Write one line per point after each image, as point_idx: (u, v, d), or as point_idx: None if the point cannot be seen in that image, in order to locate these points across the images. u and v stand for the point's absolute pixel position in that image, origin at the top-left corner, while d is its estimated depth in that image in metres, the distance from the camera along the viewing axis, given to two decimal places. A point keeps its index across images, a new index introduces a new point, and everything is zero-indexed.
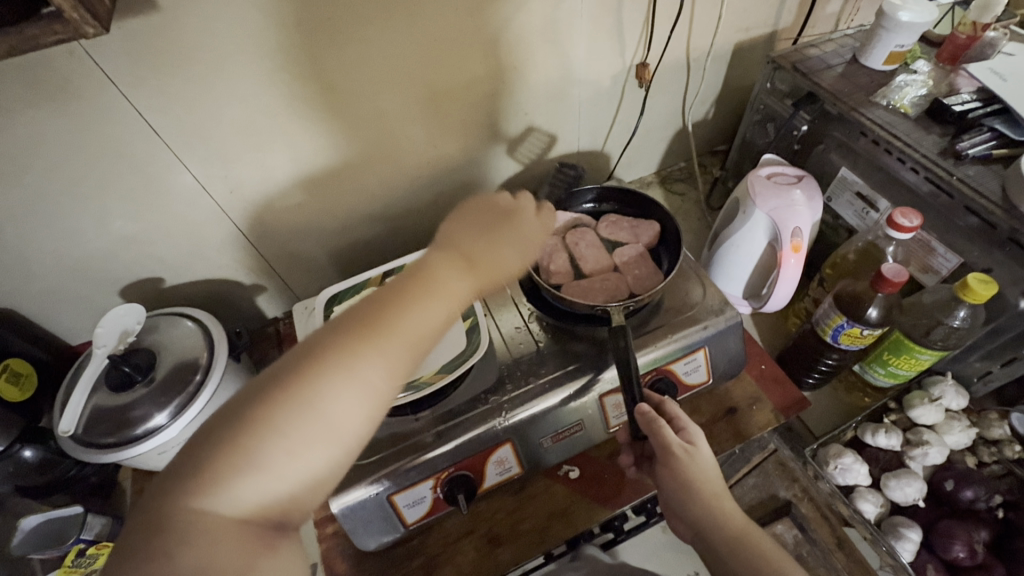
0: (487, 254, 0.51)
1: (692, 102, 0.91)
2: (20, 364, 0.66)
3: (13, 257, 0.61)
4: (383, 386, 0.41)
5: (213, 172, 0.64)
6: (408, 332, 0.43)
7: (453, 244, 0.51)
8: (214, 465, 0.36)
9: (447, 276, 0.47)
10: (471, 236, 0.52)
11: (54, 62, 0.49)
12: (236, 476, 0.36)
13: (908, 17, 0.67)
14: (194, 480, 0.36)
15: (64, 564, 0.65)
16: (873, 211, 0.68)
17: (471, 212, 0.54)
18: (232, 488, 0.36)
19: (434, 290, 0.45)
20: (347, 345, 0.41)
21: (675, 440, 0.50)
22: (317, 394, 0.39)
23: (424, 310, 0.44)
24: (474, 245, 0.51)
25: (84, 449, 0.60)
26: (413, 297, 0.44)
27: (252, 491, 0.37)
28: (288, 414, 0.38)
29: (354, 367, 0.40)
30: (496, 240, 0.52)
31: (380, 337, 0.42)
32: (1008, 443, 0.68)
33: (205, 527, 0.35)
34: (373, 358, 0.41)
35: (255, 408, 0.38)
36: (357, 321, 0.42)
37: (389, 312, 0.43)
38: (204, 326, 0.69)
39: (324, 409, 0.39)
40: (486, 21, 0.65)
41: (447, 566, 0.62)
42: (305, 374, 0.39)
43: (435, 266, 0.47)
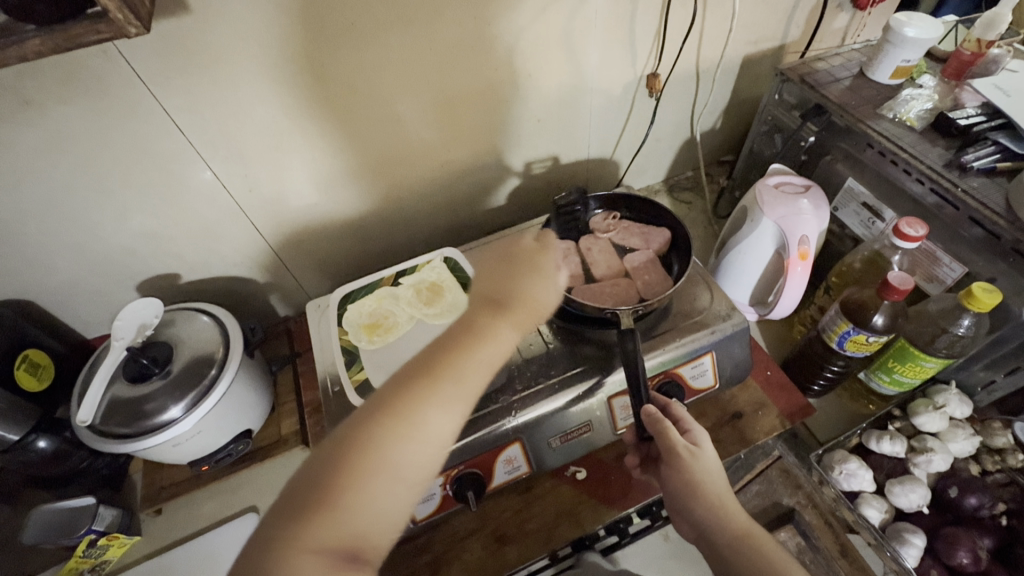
0: (529, 292, 0.51)
1: (701, 112, 0.93)
2: (38, 355, 0.67)
3: (36, 248, 0.63)
4: (450, 434, 0.43)
5: (236, 171, 0.66)
6: (467, 381, 0.44)
7: (493, 287, 0.51)
8: (303, 499, 0.39)
9: (499, 325, 0.47)
10: (504, 278, 0.52)
11: (88, 61, 0.51)
12: (322, 511, 0.38)
13: (914, 33, 0.69)
14: (289, 516, 0.38)
15: (76, 553, 0.67)
16: (879, 221, 0.70)
17: (502, 257, 0.55)
18: (325, 524, 0.38)
19: (486, 336, 0.46)
20: (412, 399, 0.42)
21: (679, 442, 0.51)
22: (387, 450, 0.41)
23: (481, 358, 0.45)
24: (510, 285, 0.51)
25: (100, 439, 0.61)
26: (468, 345, 0.45)
27: (334, 525, 0.38)
28: (360, 470, 0.40)
29: (422, 420, 0.42)
30: (524, 271, 0.53)
31: (439, 390, 0.43)
32: (1011, 451, 0.68)
33: (298, 554, 0.37)
34: (438, 409, 0.42)
35: (333, 454, 0.40)
36: (415, 374, 0.44)
37: (446, 362, 0.44)
38: (220, 321, 0.70)
39: (398, 461, 0.41)
40: (502, 29, 0.67)
41: (456, 564, 0.62)
42: (374, 432, 0.41)
43: (485, 312, 0.48)
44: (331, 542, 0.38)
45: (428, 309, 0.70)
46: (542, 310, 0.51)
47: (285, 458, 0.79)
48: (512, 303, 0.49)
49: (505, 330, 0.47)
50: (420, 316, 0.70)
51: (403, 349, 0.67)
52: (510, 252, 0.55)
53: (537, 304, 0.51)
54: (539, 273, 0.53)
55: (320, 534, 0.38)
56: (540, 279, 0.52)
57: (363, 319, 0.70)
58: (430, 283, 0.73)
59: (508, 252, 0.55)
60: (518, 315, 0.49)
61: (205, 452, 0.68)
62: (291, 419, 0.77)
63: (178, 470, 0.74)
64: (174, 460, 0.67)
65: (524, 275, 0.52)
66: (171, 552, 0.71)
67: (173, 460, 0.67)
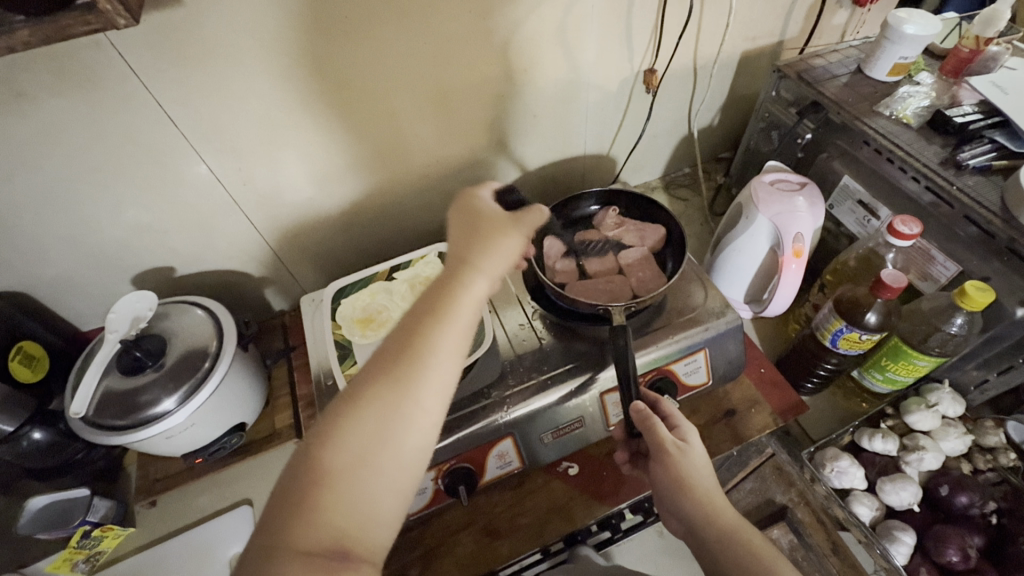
0: (489, 250, 0.48)
1: (698, 108, 0.93)
2: (33, 347, 0.67)
3: (29, 241, 0.63)
4: (421, 416, 0.41)
5: (229, 164, 0.66)
6: (433, 357, 0.42)
7: (450, 252, 0.49)
8: (288, 502, 0.38)
9: (459, 297, 0.44)
10: (461, 240, 0.49)
11: (80, 52, 0.51)
12: (307, 511, 0.38)
13: (913, 30, 0.68)
14: (276, 520, 0.38)
15: (70, 546, 0.68)
16: (874, 219, 0.69)
17: (461, 217, 0.52)
18: (310, 525, 0.37)
19: (449, 306, 0.44)
20: (377, 385, 0.41)
21: (667, 436, 0.51)
22: (360, 442, 0.40)
23: (448, 330, 0.43)
24: (467, 245, 0.49)
25: (94, 431, 0.61)
26: (431, 317, 0.43)
27: (321, 524, 0.37)
28: (338, 465, 0.39)
29: (390, 406, 0.40)
30: (479, 226, 0.50)
31: (402, 372, 0.41)
32: (1003, 450, 0.68)
33: (280, 560, 0.36)
34: (404, 393, 0.41)
35: (312, 455, 0.39)
36: (379, 365, 0.42)
37: (406, 339, 0.42)
38: (214, 315, 0.70)
39: (374, 452, 0.40)
40: (498, 23, 0.66)
41: (448, 557, 0.63)
42: (346, 430, 0.40)
43: (444, 279, 0.46)
44: (318, 542, 0.37)
45: None
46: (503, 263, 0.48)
47: (279, 452, 0.80)
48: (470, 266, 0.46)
49: (467, 296, 0.45)
50: None
51: None
52: (465, 209, 0.53)
53: (496, 259, 0.48)
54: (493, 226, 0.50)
55: (306, 534, 0.37)
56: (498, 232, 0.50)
57: (357, 313, 0.70)
58: (425, 278, 0.73)
59: (463, 210, 0.53)
60: (479, 276, 0.46)
61: (199, 445, 0.69)
62: (285, 413, 0.77)
63: (173, 463, 0.74)
64: (168, 452, 0.67)
65: (480, 233, 0.49)
66: (166, 544, 0.71)
67: (167, 452, 0.67)
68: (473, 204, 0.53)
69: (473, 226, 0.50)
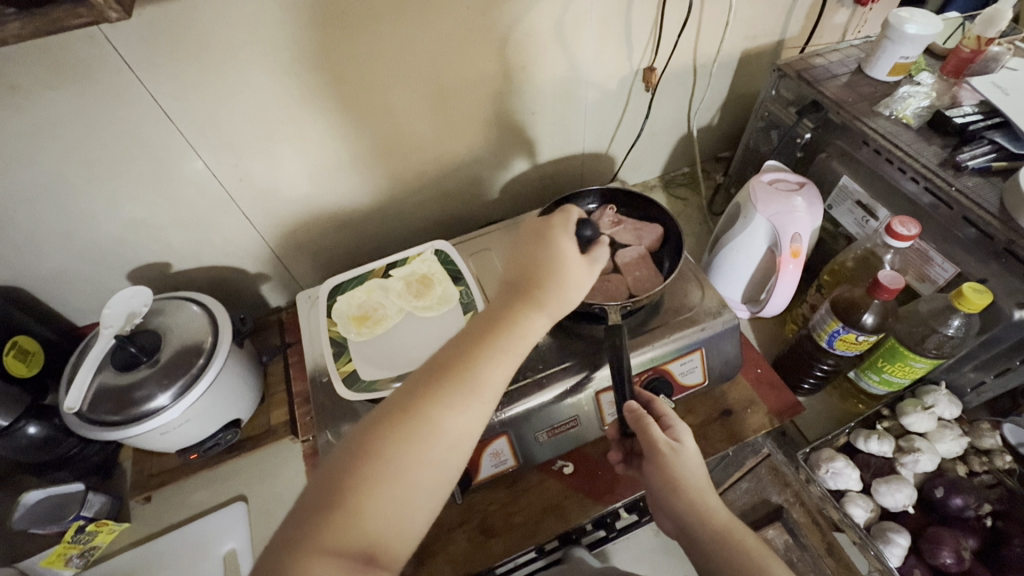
0: (555, 285, 0.47)
1: (698, 107, 0.92)
2: (28, 342, 0.67)
3: (23, 235, 0.63)
4: (468, 439, 0.42)
5: (225, 159, 0.66)
6: (488, 384, 0.43)
7: (514, 276, 0.48)
8: (317, 505, 0.38)
9: (518, 328, 0.45)
10: (528, 266, 0.48)
11: (73, 45, 0.50)
12: (337, 515, 0.38)
13: (914, 30, 0.68)
14: (304, 522, 0.37)
15: (64, 541, 0.69)
16: (873, 220, 0.69)
17: (528, 238, 0.51)
18: (340, 528, 0.37)
19: (511, 336, 0.45)
20: (431, 403, 0.41)
21: (660, 437, 0.51)
22: (405, 456, 0.40)
23: (505, 359, 0.44)
24: (534, 273, 0.48)
25: (89, 426, 0.61)
26: (493, 345, 0.44)
27: (350, 526, 0.37)
28: (375, 475, 0.39)
29: (440, 425, 0.41)
30: (552, 253, 0.48)
31: (458, 395, 0.42)
32: (999, 453, 0.67)
33: (308, 560, 0.35)
34: (456, 414, 0.42)
35: (347, 459, 0.40)
36: (431, 382, 0.43)
37: (465, 362, 0.43)
38: (210, 311, 0.69)
39: (418, 466, 0.40)
40: (497, 20, 0.66)
41: (441, 556, 0.63)
42: (389, 442, 0.40)
43: (507, 307, 0.46)
44: (346, 546, 0.37)
45: (417, 301, 0.70)
46: (571, 297, 0.48)
47: (274, 448, 0.80)
48: (534, 296, 0.47)
49: (529, 327, 0.46)
50: (409, 308, 0.70)
51: (391, 342, 0.67)
52: (534, 229, 0.51)
53: (564, 292, 0.47)
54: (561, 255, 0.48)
55: (334, 537, 0.37)
56: (571, 261, 0.48)
57: (352, 310, 0.69)
58: (421, 276, 0.72)
59: (533, 231, 0.51)
60: (545, 308, 0.47)
61: (194, 440, 0.69)
62: (281, 409, 0.77)
63: (168, 459, 0.74)
64: (163, 448, 0.67)
65: (551, 261, 0.48)
66: (161, 540, 0.72)
67: (162, 448, 0.67)
68: (539, 226, 0.51)
69: (541, 252, 0.49)
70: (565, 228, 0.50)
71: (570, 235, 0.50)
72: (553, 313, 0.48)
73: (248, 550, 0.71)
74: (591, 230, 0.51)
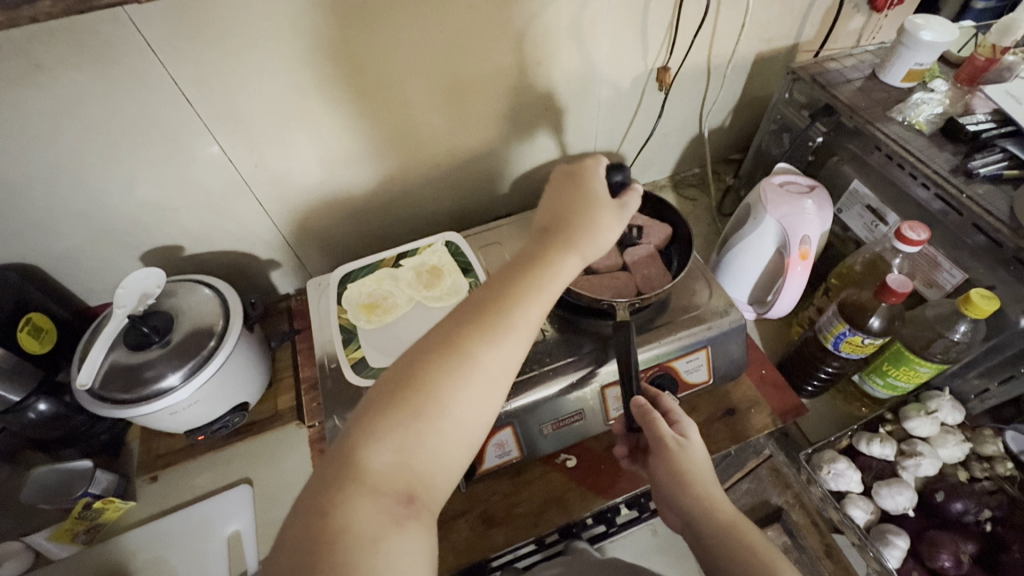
0: (586, 225, 0.49)
1: (710, 108, 0.93)
2: (41, 319, 0.68)
3: (39, 213, 0.63)
4: (507, 374, 0.43)
5: (241, 144, 0.66)
6: (525, 320, 0.44)
7: (548, 220, 0.50)
8: (356, 444, 0.40)
9: (552, 266, 0.46)
10: (560, 211, 0.50)
11: (99, 26, 0.51)
12: (376, 450, 0.39)
13: (929, 37, 0.68)
14: (342, 461, 0.39)
15: (71, 516, 0.69)
16: (882, 224, 0.70)
17: (558, 188, 0.53)
18: (379, 463, 0.39)
19: (547, 273, 0.46)
20: (472, 335, 0.43)
21: (666, 432, 0.51)
22: (446, 388, 0.41)
23: (541, 296, 0.45)
24: (566, 217, 0.49)
25: (98, 404, 0.61)
26: (530, 282, 0.45)
27: (386, 463, 0.39)
28: (417, 408, 0.40)
29: (481, 358, 0.42)
30: (584, 198, 0.50)
31: (495, 330, 0.43)
32: (1000, 459, 0.68)
33: (354, 496, 0.38)
34: (495, 348, 0.43)
35: (384, 398, 0.41)
36: (468, 318, 0.43)
37: (502, 298, 0.44)
38: (221, 294, 0.70)
39: (459, 399, 0.41)
40: (516, 14, 0.67)
41: (444, 542, 0.63)
42: (426, 376, 0.41)
43: (541, 248, 0.47)
44: (385, 482, 0.39)
45: (427, 291, 0.71)
46: (603, 240, 0.49)
47: (280, 433, 0.81)
48: (568, 236, 0.48)
49: (563, 266, 0.47)
50: (419, 298, 0.70)
51: (400, 331, 0.67)
52: (566, 177, 0.53)
53: (596, 236, 0.49)
54: (592, 199, 0.50)
55: (373, 474, 0.39)
56: (601, 205, 0.50)
57: (363, 298, 0.70)
58: (431, 266, 0.73)
59: (564, 182, 0.53)
60: (577, 249, 0.48)
61: (202, 422, 0.69)
62: (288, 395, 0.78)
63: (175, 439, 0.75)
64: (172, 428, 0.68)
65: (582, 205, 0.50)
66: (165, 520, 0.72)
67: (172, 428, 0.68)
68: (571, 174, 0.53)
69: (573, 196, 0.51)
70: (596, 178, 0.52)
71: (600, 184, 0.52)
72: (586, 255, 0.49)
73: (252, 533, 0.72)
74: (621, 175, 0.60)
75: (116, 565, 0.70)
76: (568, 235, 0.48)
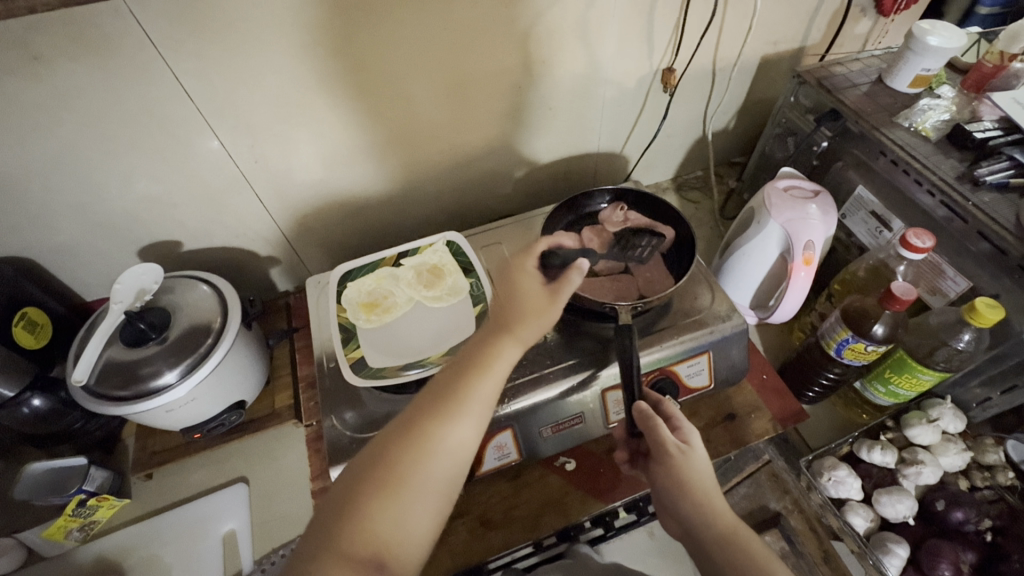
0: (525, 313, 0.51)
1: (714, 111, 0.92)
2: (37, 314, 0.67)
3: (36, 206, 0.63)
4: (467, 451, 0.45)
5: (242, 140, 0.66)
6: (476, 397, 0.46)
7: (496, 310, 0.53)
8: (331, 519, 0.41)
9: (498, 351, 0.49)
10: (504, 300, 0.53)
11: (99, 18, 0.50)
12: (348, 524, 0.41)
13: (936, 42, 0.67)
14: (318, 534, 0.41)
15: (65, 514, 0.68)
16: (887, 231, 0.69)
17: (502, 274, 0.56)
18: (349, 536, 0.40)
19: (490, 358, 0.48)
20: (428, 421, 0.45)
21: (669, 438, 0.51)
22: (409, 471, 0.43)
23: (490, 376, 0.47)
24: (509, 306, 0.52)
25: (94, 400, 0.61)
26: (475, 366, 0.48)
27: (357, 534, 0.40)
28: (384, 490, 0.42)
29: (438, 441, 0.44)
30: (524, 288, 0.53)
31: (451, 409, 0.45)
32: (1001, 468, 0.68)
33: (328, 564, 0.39)
34: (451, 430, 0.44)
35: (355, 478, 0.43)
36: (428, 400, 0.46)
37: (457, 380, 0.47)
38: (220, 291, 0.70)
39: (422, 481, 0.43)
40: (520, 14, 0.66)
41: (440, 545, 0.63)
42: (390, 454, 0.43)
43: (487, 337, 0.50)
44: (355, 553, 0.39)
45: (427, 291, 0.70)
46: (541, 325, 0.51)
47: (277, 432, 0.80)
48: (510, 323, 0.50)
49: (508, 351, 0.49)
50: (419, 298, 0.70)
51: (400, 331, 0.67)
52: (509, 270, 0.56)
53: (536, 319, 0.51)
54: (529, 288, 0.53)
55: (344, 544, 0.40)
56: (536, 294, 0.52)
57: (361, 297, 0.69)
58: (432, 266, 0.72)
59: (508, 273, 0.55)
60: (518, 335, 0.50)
61: (198, 420, 0.69)
62: (285, 393, 0.78)
63: (171, 437, 0.74)
64: (168, 425, 0.67)
65: (522, 294, 0.52)
66: (159, 518, 0.72)
67: (168, 425, 0.67)
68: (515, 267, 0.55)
69: (515, 287, 0.53)
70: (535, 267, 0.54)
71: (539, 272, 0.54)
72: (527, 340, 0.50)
73: (246, 531, 0.71)
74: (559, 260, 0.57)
75: (109, 563, 0.69)
76: (509, 322, 0.51)
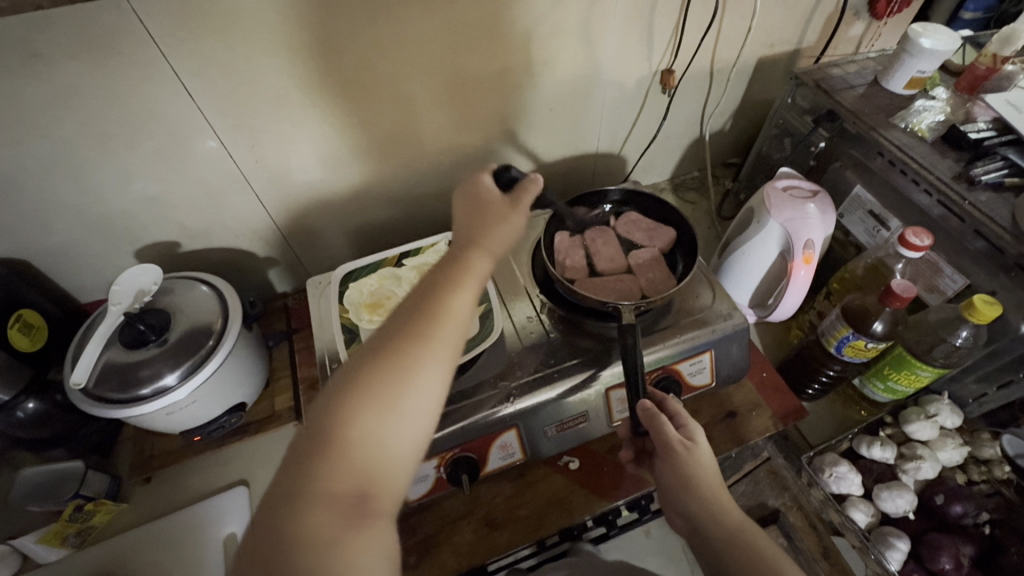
0: (492, 228, 0.48)
1: (711, 112, 0.93)
2: (32, 316, 0.66)
3: (32, 207, 0.62)
4: (447, 369, 0.41)
5: (242, 138, 0.65)
6: (455, 313, 0.42)
7: (462, 227, 0.49)
8: (305, 451, 0.37)
9: (469, 265, 0.45)
10: (468, 218, 0.49)
11: (101, 16, 0.50)
12: (325, 456, 0.37)
13: (929, 44, 0.69)
14: (294, 469, 0.37)
15: (60, 519, 0.67)
16: (884, 229, 0.71)
17: (467, 193, 0.51)
18: (330, 467, 0.37)
19: (461, 271, 0.45)
20: (407, 338, 0.41)
21: (673, 435, 0.51)
22: (390, 391, 0.39)
23: (466, 290, 0.44)
24: (475, 224, 0.48)
25: (90, 402, 0.59)
26: (448, 280, 0.44)
27: (339, 467, 0.37)
28: (366, 413, 0.38)
29: (416, 360, 0.40)
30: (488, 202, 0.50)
31: (427, 325, 0.41)
32: (998, 462, 0.69)
33: (307, 507, 0.35)
34: (433, 350, 0.41)
35: (331, 404, 0.39)
36: (401, 320, 0.42)
37: (431, 296, 0.43)
38: (219, 291, 0.69)
39: (403, 403, 0.39)
40: (520, 15, 0.66)
41: (445, 546, 0.63)
42: (367, 376, 0.39)
43: (455, 253, 0.46)
44: (337, 487, 0.36)
45: None
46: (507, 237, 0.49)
47: (275, 433, 0.79)
48: (477, 236, 0.47)
49: (478, 264, 0.46)
50: None
51: None
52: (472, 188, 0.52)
53: (499, 227, 0.48)
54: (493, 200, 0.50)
55: (322, 478, 0.36)
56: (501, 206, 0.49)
57: (364, 298, 0.69)
58: None
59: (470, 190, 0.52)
60: (488, 249, 0.47)
61: (199, 422, 0.68)
62: (285, 395, 0.77)
63: (169, 440, 0.73)
64: (166, 426, 0.66)
65: (488, 209, 0.49)
66: (159, 522, 0.71)
67: (165, 426, 0.66)
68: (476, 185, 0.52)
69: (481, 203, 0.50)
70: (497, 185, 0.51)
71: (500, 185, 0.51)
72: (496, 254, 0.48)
73: None
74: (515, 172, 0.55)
75: (107, 569, 0.68)
76: (477, 236, 0.47)
